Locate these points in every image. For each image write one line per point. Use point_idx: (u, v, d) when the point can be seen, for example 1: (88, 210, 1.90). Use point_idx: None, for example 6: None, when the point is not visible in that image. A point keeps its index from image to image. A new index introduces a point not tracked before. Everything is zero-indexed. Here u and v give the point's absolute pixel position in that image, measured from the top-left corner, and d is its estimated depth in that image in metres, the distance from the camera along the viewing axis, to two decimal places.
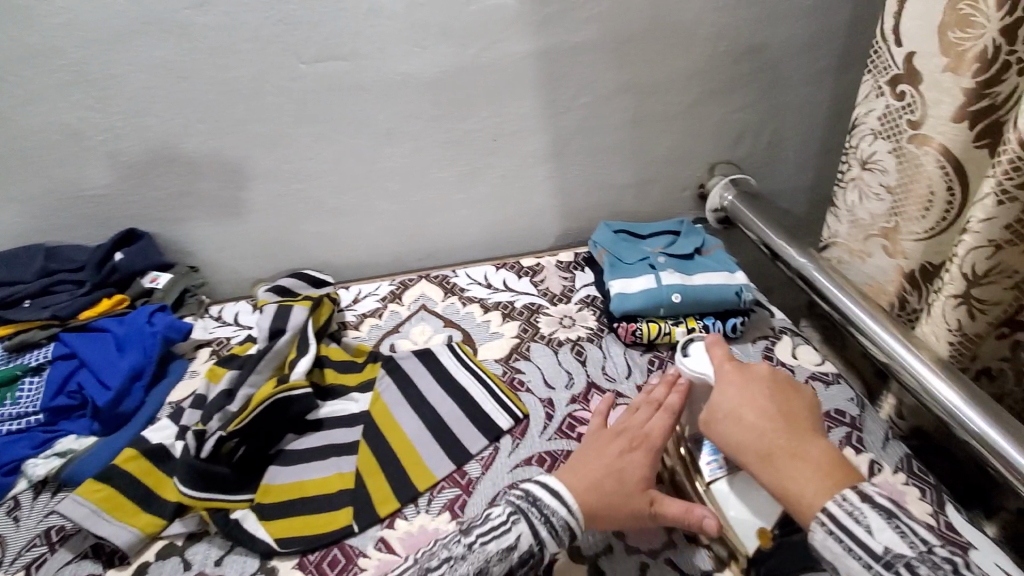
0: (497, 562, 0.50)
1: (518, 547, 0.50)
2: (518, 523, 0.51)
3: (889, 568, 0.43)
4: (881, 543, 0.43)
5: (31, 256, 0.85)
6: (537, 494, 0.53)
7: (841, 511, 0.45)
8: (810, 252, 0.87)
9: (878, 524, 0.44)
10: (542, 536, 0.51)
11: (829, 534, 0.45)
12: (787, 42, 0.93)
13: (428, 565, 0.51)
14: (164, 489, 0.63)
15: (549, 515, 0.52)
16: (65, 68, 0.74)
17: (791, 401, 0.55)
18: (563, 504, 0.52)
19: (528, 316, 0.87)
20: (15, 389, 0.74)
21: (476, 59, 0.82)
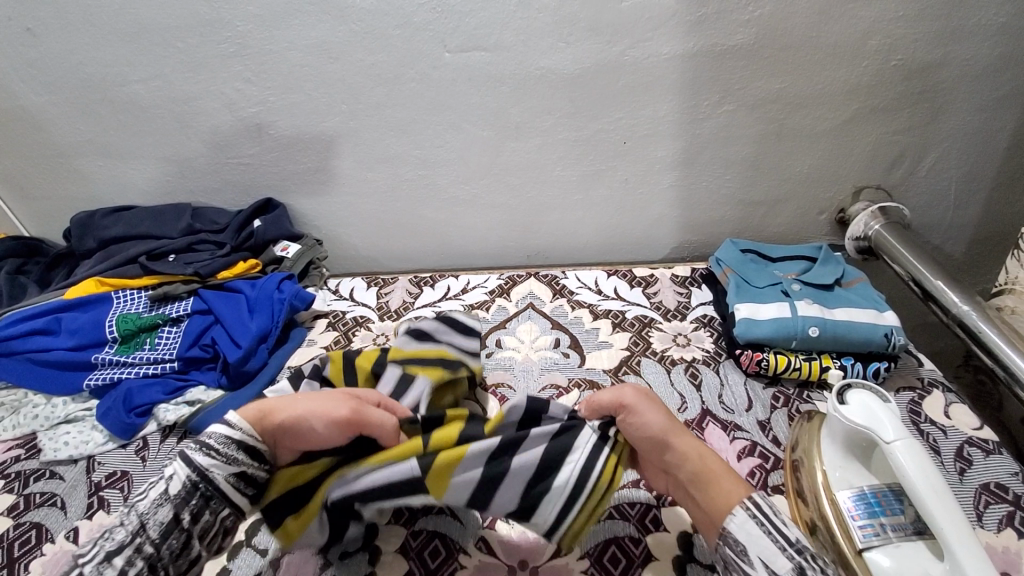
0: (157, 510, 0.50)
1: (173, 486, 0.51)
2: (172, 466, 0.52)
3: (799, 552, 0.46)
4: (794, 533, 0.47)
5: (178, 214, 0.91)
6: (206, 435, 0.53)
7: (764, 502, 0.49)
8: (974, 298, 0.77)
9: (788, 519, 0.48)
10: (198, 463, 0.52)
11: (753, 518, 0.47)
12: (975, 59, 0.81)
13: (81, 552, 0.48)
14: None
15: (204, 442, 0.53)
16: (230, 41, 0.78)
17: None
18: (224, 425, 0.54)
19: (639, 329, 0.83)
20: (154, 336, 0.80)
21: (619, 57, 0.79)
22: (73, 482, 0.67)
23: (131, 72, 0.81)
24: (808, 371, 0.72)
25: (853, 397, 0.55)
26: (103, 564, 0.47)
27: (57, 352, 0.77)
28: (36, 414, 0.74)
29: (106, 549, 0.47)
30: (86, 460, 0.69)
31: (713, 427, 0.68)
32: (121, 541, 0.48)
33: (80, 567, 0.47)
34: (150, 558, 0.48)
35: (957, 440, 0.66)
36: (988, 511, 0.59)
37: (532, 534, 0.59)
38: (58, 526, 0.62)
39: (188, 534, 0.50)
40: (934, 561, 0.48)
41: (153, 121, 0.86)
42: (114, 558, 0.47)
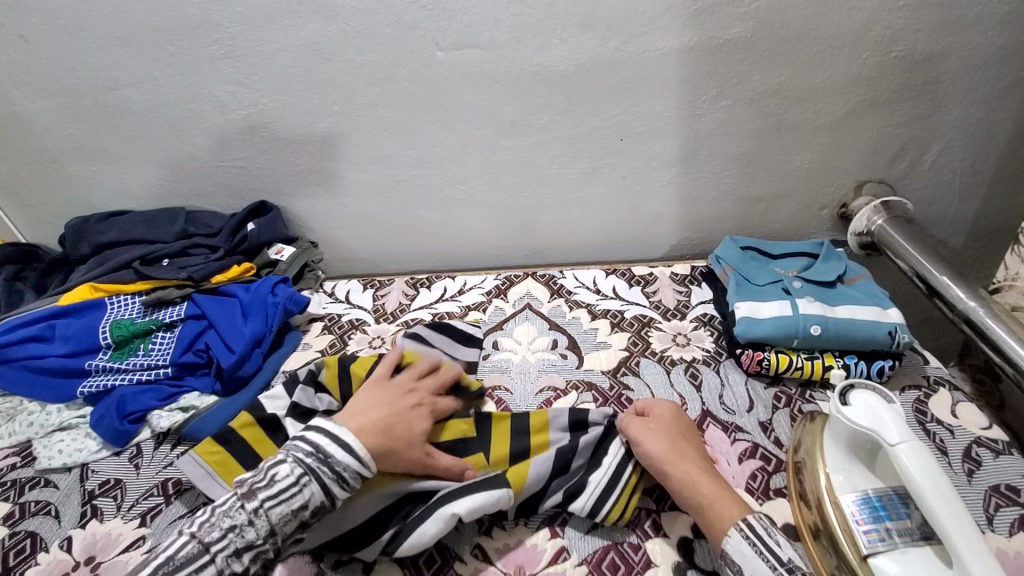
0: (287, 523, 0.51)
1: (309, 506, 0.51)
2: (308, 482, 0.52)
3: (789, 572, 0.47)
4: (786, 554, 0.48)
5: (172, 218, 0.90)
6: (328, 450, 0.53)
7: (759, 524, 0.50)
8: (981, 294, 0.75)
9: (783, 540, 0.49)
10: (334, 492, 0.53)
11: (746, 538, 0.49)
12: (980, 49, 0.79)
13: (208, 541, 0.48)
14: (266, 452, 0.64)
15: (341, 471, 0.53)
16: (219, 42, 0.77)
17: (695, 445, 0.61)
18: (353, 457, 0.54)
19: (638, 329, 0.82)
20: (148, 342, 0.79)
21: (615, 52, 0.77)
22: (68, 490, 0.66)
23: (121, 75, 0.81)
24: (810, 370, 0.70)
25: (855, 399, 0.54)
26: (232, 558, 0.49)
27: (51, 358, 0.77)
28: (31, 421, 0.74)
29: (237, 546, 0.49)
30: (81, 468, 0.69)
31: (714, 429, 0.67)
32: (252, 542, 0.49)
33: (210, 555, 0.48)
34: (268, 560, 0.51)
35: (965, 441, 0.64)
36: (998, 514, 0.57)
37: (529, 541, 0.58)
38: (53, 535, 0.62)
39: (297, 535, 0.53)
40: (941, 568, 0.47)
41: (145, 125, 0.85)
42: (243, 555, 0.49)
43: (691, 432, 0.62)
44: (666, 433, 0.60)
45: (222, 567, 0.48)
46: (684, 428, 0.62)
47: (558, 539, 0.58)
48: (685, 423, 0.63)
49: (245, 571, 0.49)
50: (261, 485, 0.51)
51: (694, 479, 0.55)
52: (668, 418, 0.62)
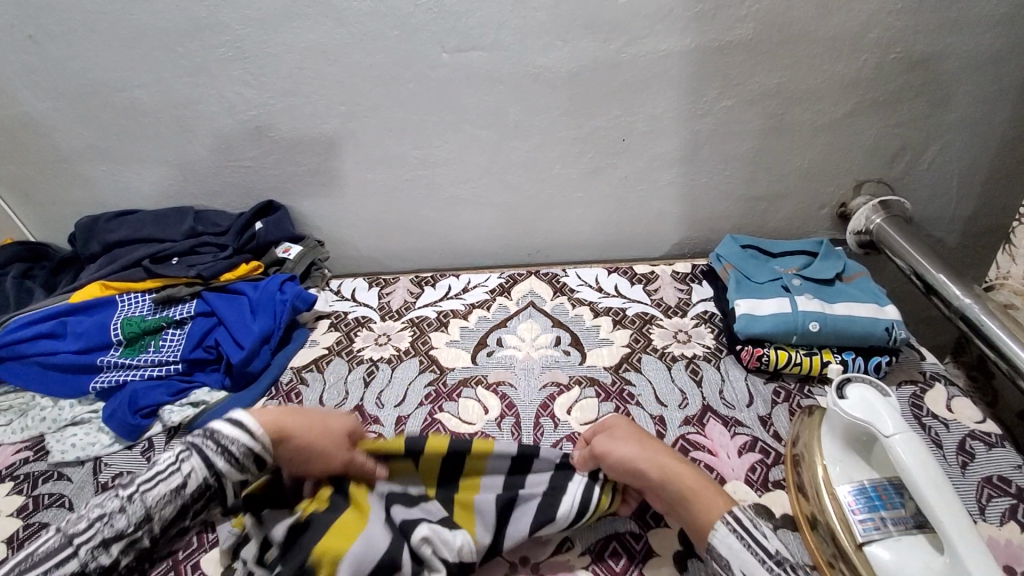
0: (165, 505, 0.54)
1: (189, 485, 0.54)
2: (187, 459, 0.54)
3: (779, 565, 0.47)
4: (774, 545, 0.49)
5: (180, 217, 0.92)
6: (216, 428, 0.55)
7: (745, 516, 0.50)
8: (976, 291, 0.76)
9: (770, 531, 0.50)
10: (218, 467, 0.55)
11: (733, 532, 0.49)
12: (976, 50, 0.81)
13: (71, 532, 0.51)
14: None
15: (227, 444, 0.54)
16: (229, 44, 0.79)
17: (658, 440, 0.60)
18: (244, 432, 0.55)
19: (639, 326, 0.83)
20: (159, 339, 0.81)
21: (616, 54, 0.79)
22: (80, 483, 0.68)
23: (133, 77, 0.82)
24: (809, 366, 0.72)
25: (852, 392, 0.55)
26: (97, 551, 0.51)
27: (63, 355, 0.78)
28: (43, 416, 0.75)
29: (104, 536, 0.51)
30: (93, 462, 0.70)
31: (714, 423, 0.68)
32: (121, 531, 0.52)
33: (73, 549, 0.50)
34: (141, 550, 0.54)
35: (960, 434, 0.65)
36: (991, 504, 0.59)
37: (533, 531, 0.59)
38: None
39: (175, 523, 0.56)
40: (934, 555, 0.48)
41: (155, 126, 0.87)
42: (108, 547, 0.51)
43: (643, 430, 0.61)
44: (627, 436, 0.59)
45: (84, 561, 0.50)
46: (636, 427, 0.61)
47: (562, 530, 0.59)
48: (635, 423, 0.62)
49: (113, 564, 0.52)
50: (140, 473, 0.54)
51: (674, 474, 0.55)
52: (621, 421, 0.61)
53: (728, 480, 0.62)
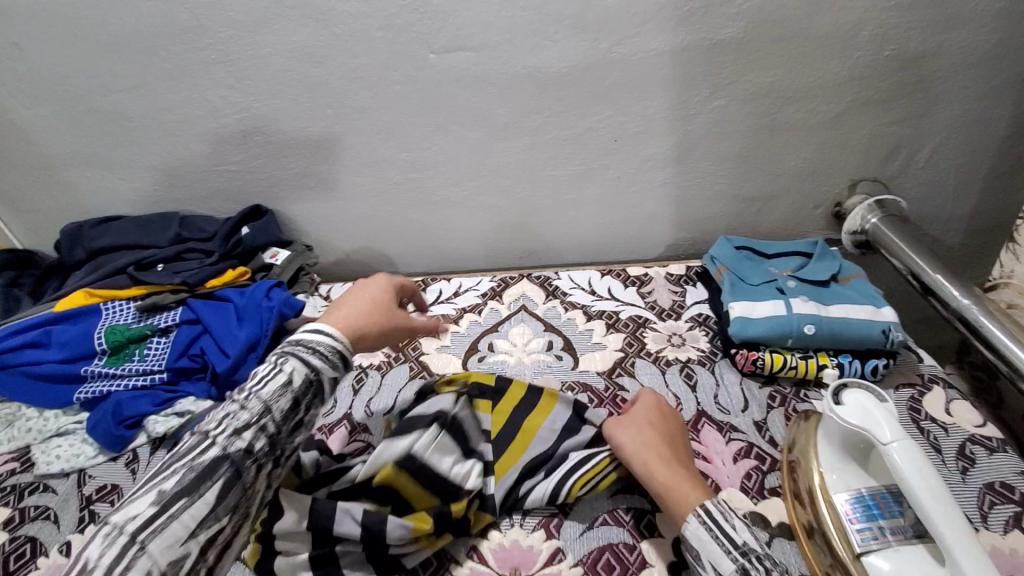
0: (280, 398, 0.50)
1: (294, 383, 0.51)
2: (286, 361, 0.52)
3: (745, 556, 0.46)
4: (741, 536, 0.48)
5: (167, 223, 0.91)
6: (302, 336, 0.54)
7: (715, 508, 0.50)
8: (974, 292, 0.75)
9: (740, 523, 0.49)
10: (316, 365, 0.53)
11: (702, 523, 0.49)
12: (971, 47, 0.79)
13: (207, 429, 0.48)
14: None
15: (316, 346, 0.53)
16: (212, 47, 0.77)
17: (671, 429, 0.61)
18: (324, 334, 0.54)
19: (633, 329, 0.82)
20: (143, 348, 0.79)
21: (607, 54, 0.77)
22: (65, 495, 0.67)
23: (115, 81, 0.81)
24: (805, 370, 0.70)
25: (849, 398, 0.54)
26: (234, 438, 0.48)
27: (47, 364, 0.77)
28: (29, 427, 0.74)
29: (235, 425, 0.49)
30: (79, 473, 0.69)
31: (709, 429, 0.67)
32: (250, 421, 0.49)
33: (211, 439, 0.48)
34: (272, 435, 0.50)
35: (959, 438, 0.64)
36: (992, 511, 0.58)
37: (524, 543, 0.58)
38: (51, 540, 0.62)
39: (292, 420, 0.52)
40: (934, 565, 0.47)
41: (140, 131, 0.85)
42: (243, 432, 0.49)
43: (668, 416, 0.62)
44: (642, 420, 0.61)
45: (225, 446, 0.47)
46: (664, 413, 0.62)
47: (553, 540, 0.58)
48: (664, 407, 0.63)
49: (251, 447, 0.49)
50: (246, 380, 0.51)
51: (661, 464, 0.56)
52: (647, 405, 0.63)
53: (723, 488, 0.61)
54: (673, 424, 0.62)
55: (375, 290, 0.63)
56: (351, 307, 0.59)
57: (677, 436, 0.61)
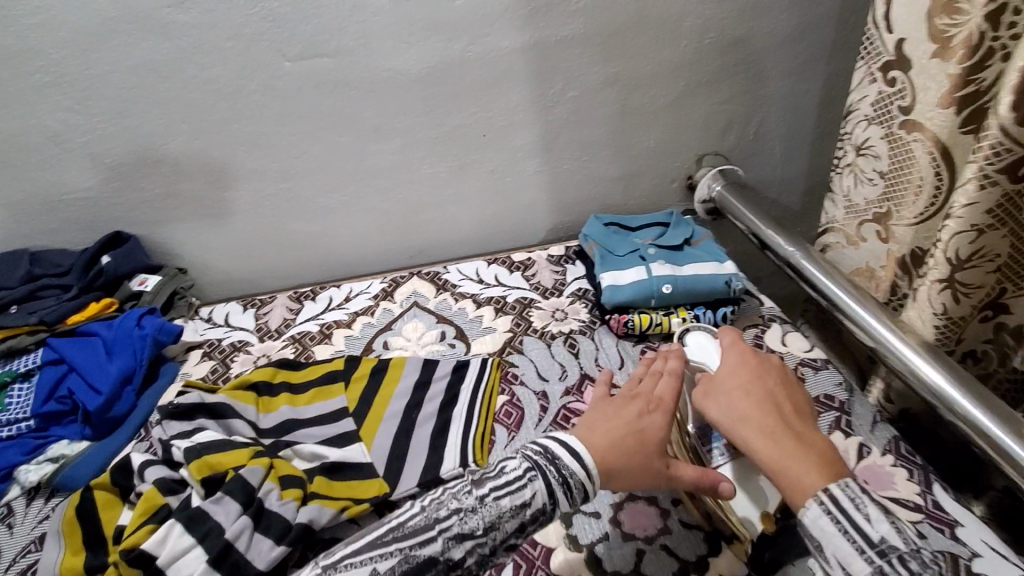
0: (510, 518, 0.50)
1: (532, 503, 0.50)
2: (535, 480, 0.51)
3: (881, 556, 0.44)
4: (878, 531, 0.45)
5: (13, 261, 0.83)
6: (556, 452, 0.53)
7: (844, 495, 0.47)
8: (799, 241, 0.88)
9: (875, 514, 0.45)
10: (557, 496, 0.51)
11: (825, 513, 0.46)
12: (771, 34, 0.93)
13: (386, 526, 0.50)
14: (110, 510, 0.61)
15: (567, 475, 0.51)
16: (41, 67, 0.72)
17: (790, 395, 0.58)
18: (581, 465, 0.52)
19: (520, 310, 0.87)
20: (4, 396, 0.73)
21: (463, 53, 0.82)
22: None
23: None
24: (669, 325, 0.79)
25: (691, 340, 0.69)
26: (452, 544, 0.49)
27: None
28: None
29: (459, 532, 0.49)
30: None
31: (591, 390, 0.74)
32: (467, 532, 0.49)
33: (435, 533, 0.49)
34: (483, 554, 0.49)
35: (793, 363, 0.76)
36: (820, 419, 0.70)
37: None
38: None
39: (513, 539, 0.50)
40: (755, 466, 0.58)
41: None
42: (461, 544, 0.49)
43: (737, 393, 0.58)
44: (738, 411, 0.56)
45: (406, 559, 0.48)
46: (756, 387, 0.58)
47: None
48: (724, 388, 0.59)
49: (462, 561, 0.48)
50: (492, 478, 0.52)
51: (770, 454, 0.52)
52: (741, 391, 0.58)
53: None
54: (784, 388, 0.58)
55: (654, 430, 0.56)
56: (614, 425, 0.56)
57: (748, 402, 0.57)
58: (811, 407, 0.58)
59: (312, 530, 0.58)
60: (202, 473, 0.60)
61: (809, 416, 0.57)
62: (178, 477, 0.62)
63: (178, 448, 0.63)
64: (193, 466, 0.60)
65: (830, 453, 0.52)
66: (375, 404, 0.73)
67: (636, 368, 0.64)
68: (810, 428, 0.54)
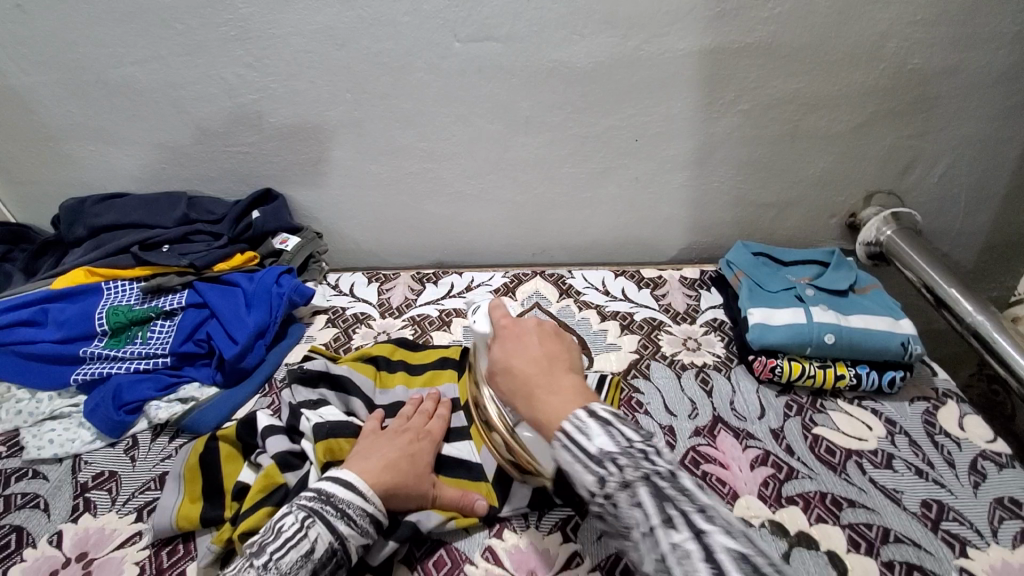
0: (299, 569, 0.47)
1: (319, 549, 0.48)
2: (314, 525, 0.49)
3: (601, 465, 0.40)
4: (596, 445, 0.41)
5: (173, 203, 0.88)
6: (330, 491, 0.52)
7: (570, 422, 0.43)
8: (990, 309, 0.75)
9: (595, 429, 0.42)
10: (342, 532, 0.50)
11: (562, 445, 0.43)
12: (988, 66, 0.79)
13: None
14: (232, 464, 0.61)
15: (345, 509, 0.51)
16: (230, 23, 0.74)
17: (553, 347, 0.53)
18: (357, 494, 0.52)
19: (648, 331, 0.81)
20: (146, 330, 0.76)
21: (635, 51, 0.76)
22: (58, 482, 0.64)
23: (125, 53, 0.78)
24: (823, 379, 0.70)
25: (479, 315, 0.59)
26: None
27: (43, 344, 0.74)
28: (20, 409, 0.71)
29: None
30: (73, 459, 0.66)
31: (725, 435, 0.66)
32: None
33: None
34: None
35: (971, 453, 0.64)
36: (1002, 527, 0.57)
37: (541, 545, 0.57)
38: (41, 529, 0.59)
39: None
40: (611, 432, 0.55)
41: (146, 106, 0.82)
42: None
43: (526, 337, 0.53)
44: (495, 363, 0.53)
45: None
46: (521, 337, 0.53)
47: (572, 544, 0.56)
48: (517, 335, 0.54)
49: None
50: (267, 540, 0.48)
51: (523, 400, 0.48)
52: (531, 337, 0.53)
53: (741, 495, 0.60)
54: (556, 341, 0.53)
55: (391, 449, 0.58)
56: (382, 455, 0.57)
57: (536, 350, 0.52)
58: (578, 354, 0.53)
59: (418, 532, 0.55)
60: (325, 455, 0.58)
61: (563, 361, 0.51)
62: (296, 450, 0.60)
63: (307, 420, 0.62)
64: (316, 446, 0.59)
65: (585, 391, 0.47)
66: None
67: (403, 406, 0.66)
68: (572, 373, 0.50)
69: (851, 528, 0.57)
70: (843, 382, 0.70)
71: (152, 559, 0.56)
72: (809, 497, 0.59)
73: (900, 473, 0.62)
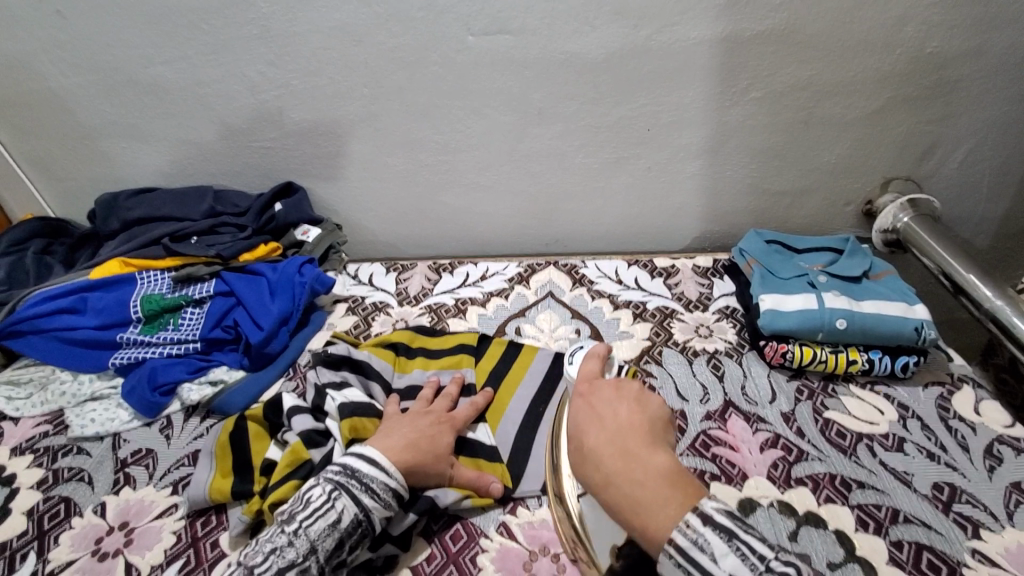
0: (327, 538, 0.50)
1: (345, 520, 0.51)
2: (339, 497, 0.52)
3: None
4: (724, 570, 0.38)
5: (201, 196, 0.91)
6: (355, 466, 0.54)
7: (685, 538, 0.40)
8: (1009, 294, 0.75)
9: (720, 549, 0.39)
10: (366, 504, 0.52)
11: (676, 562, 0.40)
12: (1010, 48, 0.78)
13: (252, 564, 0.47)
14: (259, 441, 0.65)
15: (369, 483, 0.53)
16: (254, 22, 0.77)
17: (635, 410, 0.50)
18: (380, 469, 0.54)
19: (660, 319, 0.82)
20: (178, 317, 0.80)
21: (647, 41, 0.77)
22: (100, 458, 0.68)
23: (155, 53, 0.81)
24: (834, 364, 0.71)
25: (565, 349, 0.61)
26: None
27: (84, 331, 0.78)
28: (63, 391, 0.75)
29: (280, 566, 0.48)
30: (112, 437, 0.70)
31: (736, 419, 0.67)
32: (294, 561, 0.48)
33: None
34: None
35: (987, 437, 0.64)
36: (1017, 509, 0.57)
37: (553, 520, 0.59)
38: (87, 500, 0.63)
39: (338, 558, 0.51)
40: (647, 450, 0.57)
41: (175, 103, 0.86)
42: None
43: (607, 404, 0.51)
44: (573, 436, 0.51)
45: None
46: (602, 405, 0.51)
47: None
48: (594, 407, 0.51)
49: None
50: (297, 509, 0.51)
51: (604, 487, 0.46)
52: (616, 406, 0.50)
53: (750, 476, 0.61)
54: (639, 405, 0.51)
55: (412, 430, 0.60)
56: (404, 435, 0.59)
57: (615, 422, 0.49)
58: (661, 419, 0.50)
59: (435, 507, 0.58)
60: (349, 432, 0.61)
61: (654, 434, 0.48)
62: (320, 429, 0.63)
63: (332, 400, 0.64)
64: (342, 423, 0.62)
65: (689, 487, 0.44)
66: (503, 385, 0.71)
67: (421, 390, 0.69)
68: (661, 453, 0.46)
69: (860, 509, 0.58)
70: (854, 367, 0.70)
71: (188, 529, 0.59)
72: (819, 479, 0.60)
73: (911, 456, 0.63)
